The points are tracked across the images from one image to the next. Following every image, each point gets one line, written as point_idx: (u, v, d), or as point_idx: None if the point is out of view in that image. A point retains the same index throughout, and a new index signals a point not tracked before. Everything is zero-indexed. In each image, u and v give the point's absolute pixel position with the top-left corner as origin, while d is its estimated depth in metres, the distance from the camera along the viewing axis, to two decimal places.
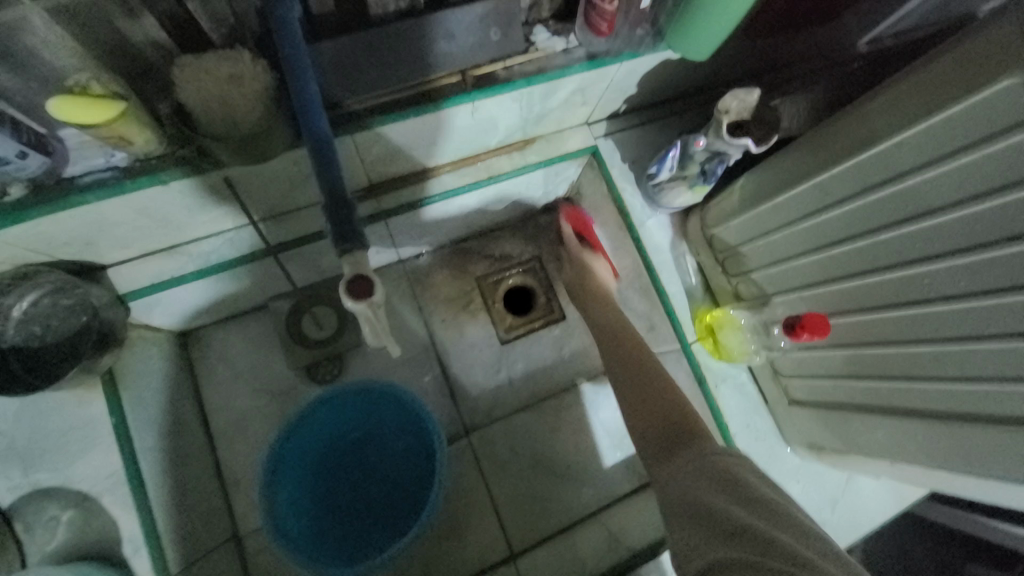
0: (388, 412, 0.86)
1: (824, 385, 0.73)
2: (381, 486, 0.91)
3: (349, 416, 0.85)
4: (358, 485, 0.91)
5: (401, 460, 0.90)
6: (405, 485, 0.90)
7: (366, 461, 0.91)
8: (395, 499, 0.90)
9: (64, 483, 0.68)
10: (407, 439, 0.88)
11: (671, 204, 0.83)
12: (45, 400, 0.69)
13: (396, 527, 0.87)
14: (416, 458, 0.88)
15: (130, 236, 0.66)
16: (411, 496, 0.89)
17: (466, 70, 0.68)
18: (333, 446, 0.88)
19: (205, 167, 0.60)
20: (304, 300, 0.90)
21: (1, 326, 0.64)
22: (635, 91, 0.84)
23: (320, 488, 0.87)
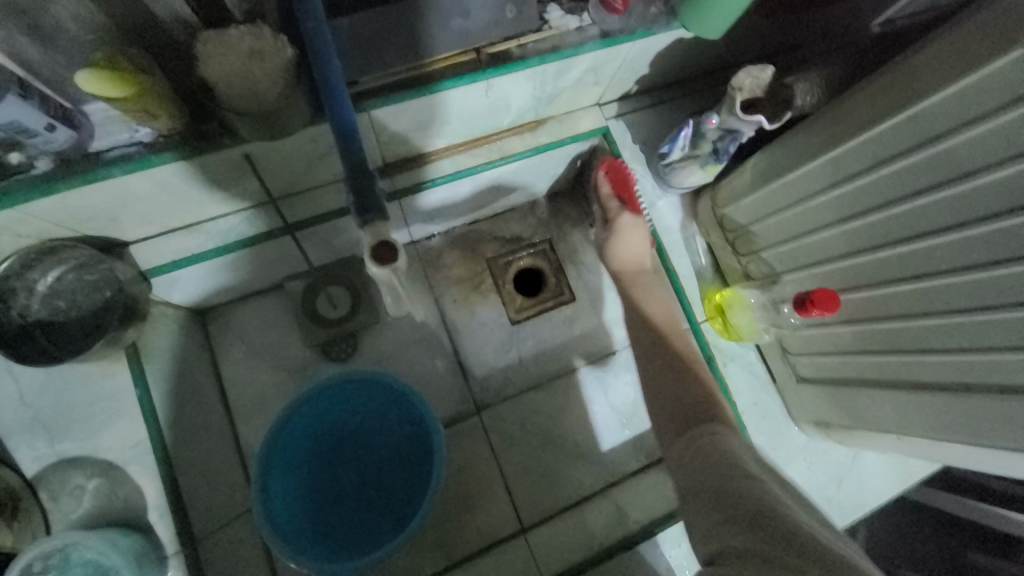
0: (381, 401, 0.86)
1: (833, 361, 0.74)
2: (378, 480, 0.89)
3: (341, 405, 0.85)
4: (351, 480, 0.89)
5: (396, 451, 0.89)
6: (402, 478, 0.88)
7: (361, 454, 0.90)
8: (392, 492, 0.88)
9: (91, 452, 0.71)
10: (402, 428, 0.88)
11: (682, 184, 0.84)
12: (71, 373, 0.71)
13: (394, 521, 0.85)
14: (411, 448, 0.88)
15: (153, 213, 0.67)
16: (409, 487, 0.87)
17: (481, 48, 0.69)
18: (327, 438, 0.87)
19: (226, 143, 0.61)
20: (319, 280, 0.92)
21: (27, 301, 0.67)
22: (648, 71, 0.85)
23: (316, 480, 0.86)
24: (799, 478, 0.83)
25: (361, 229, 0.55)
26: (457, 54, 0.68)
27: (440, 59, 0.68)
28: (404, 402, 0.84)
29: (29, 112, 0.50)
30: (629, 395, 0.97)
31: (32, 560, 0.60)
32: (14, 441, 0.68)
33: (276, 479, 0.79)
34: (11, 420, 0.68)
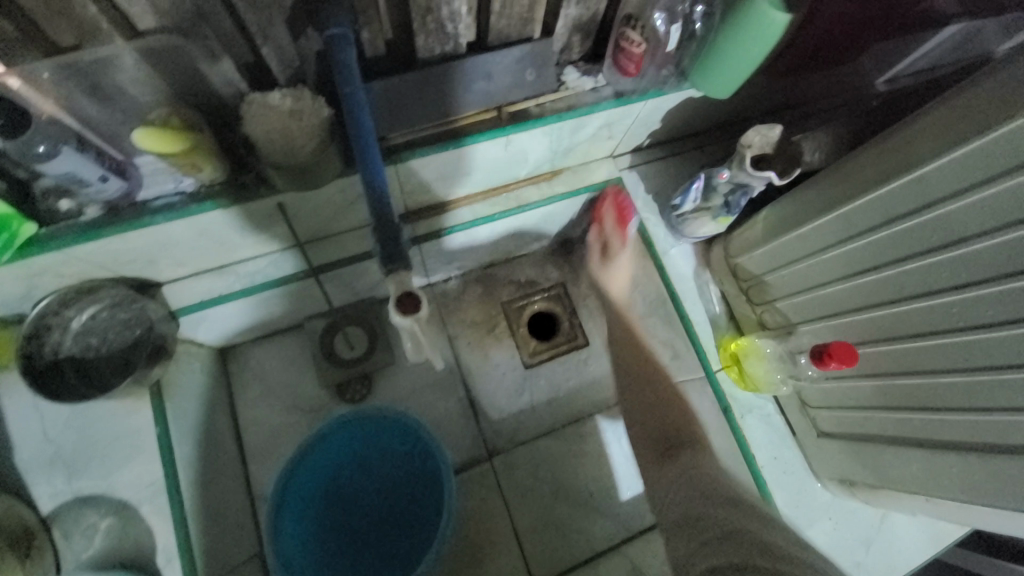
0: (394, 445, 0.85)
1: (854, 416, 0.72)
2: (388, 523, 0.87)
3: (354, 448, 0.85)
4: (365, 523, 0.87)
5: (406, 495, 0.87)
6: (411, 522, 0.86)
7: (372, 496, 0.88)
8: (404, 529, 0.86)
9: (106, 491, 0.71)
10: (412, 473, 0.86)
11: (694, 234, 0.86)
12: (96, 410, 0.72)
13: (404, 568, 0.82)
14: (421, 491, 0.86)
15: (188, 256, 0.71)
16: (419, 532, 0.85)
17: (501, 107, 0.73)
18: (340, 482, 0.86)
19: (260, 193, 0.65)
20: (337, 321, 0.94)
21: (60, 337, 0.69)
22: (659, 127, 0.89)
23: (329, 523, 0.85)
24: (825, 539, 0.80)
25: (385, 277, 0.58)
26: (477, 113, 0.72)
27: (463, 116, 0.71)
28: (415, 446, 0.84)
29: (84, 165, 0.55)
30: None
31: None
32: (31, 477, 0.69)
33: (287, 526, 0.78)
34: (33, 456, 0.69)
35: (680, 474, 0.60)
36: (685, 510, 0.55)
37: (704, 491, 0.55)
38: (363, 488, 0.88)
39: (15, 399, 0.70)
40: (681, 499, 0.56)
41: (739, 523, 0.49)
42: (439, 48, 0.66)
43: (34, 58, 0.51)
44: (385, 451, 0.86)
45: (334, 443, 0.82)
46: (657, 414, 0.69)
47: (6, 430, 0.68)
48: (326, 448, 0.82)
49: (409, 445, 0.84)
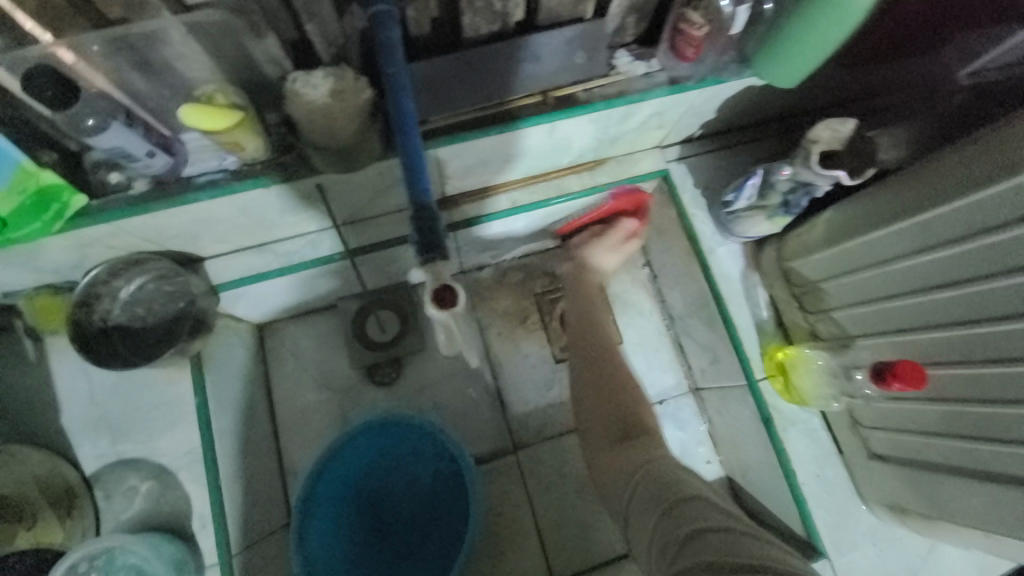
0: (425, 446, 0.86)
1: (912, 441, 0.66)
2: (408, 527, 0.87)
3: (383, 447, 0.85)
4: (382, 528, 0.87)
5: (432, 497, 0.87)
6: (435, 527, 0.86)
7: (396, 500, 0.88)
8: (424, 533, 0.86)
9: (147, 455, 0.73)
10: (437, 473, 0.86)
11: (745, 234, 0.81)
12: (140, 377, 0.75)
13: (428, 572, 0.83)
14: (445, 495, 0.86)
15: (229, 232, 0.72)
16: (443, 531, 0.85)
17: (547, 91, 0.69)
18: (366, 481, 0.86)
19: (299, 173, 0.64)
20: (370, 303, 0.94)
21: (109, 305, 0.72)
22: (713, 116, 0.84)
23: (353, 520, 0.85)
24: (866, 566, 0.74)
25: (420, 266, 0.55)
26: (522, 96, 0.68)
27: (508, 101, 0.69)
28: (446, 451, 0.84)
29: (132, 139, 0.55)
30: (681, 432, 0.95)
31: (81, 559, 0.63)
32: (80, 437, 0.72)
33: (315, 522, 0.79)
34: (82, 417, 0.72)
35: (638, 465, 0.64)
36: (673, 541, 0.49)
37: (668, 492, 0.56)
38: (380, 492, 0.87)
39: (67, 361, 0.73)
40: (651, 501, 0.57)
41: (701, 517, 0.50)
42: (485, 27, 0.63)
43: (83, 30, 0.52)
44: (406, 455, 0.87)
45: (358, 442, 0.82)
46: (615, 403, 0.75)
47: (59, 389, 0.72)
48: (350, 449, 0.82)
49: (440, 449, 0.84)
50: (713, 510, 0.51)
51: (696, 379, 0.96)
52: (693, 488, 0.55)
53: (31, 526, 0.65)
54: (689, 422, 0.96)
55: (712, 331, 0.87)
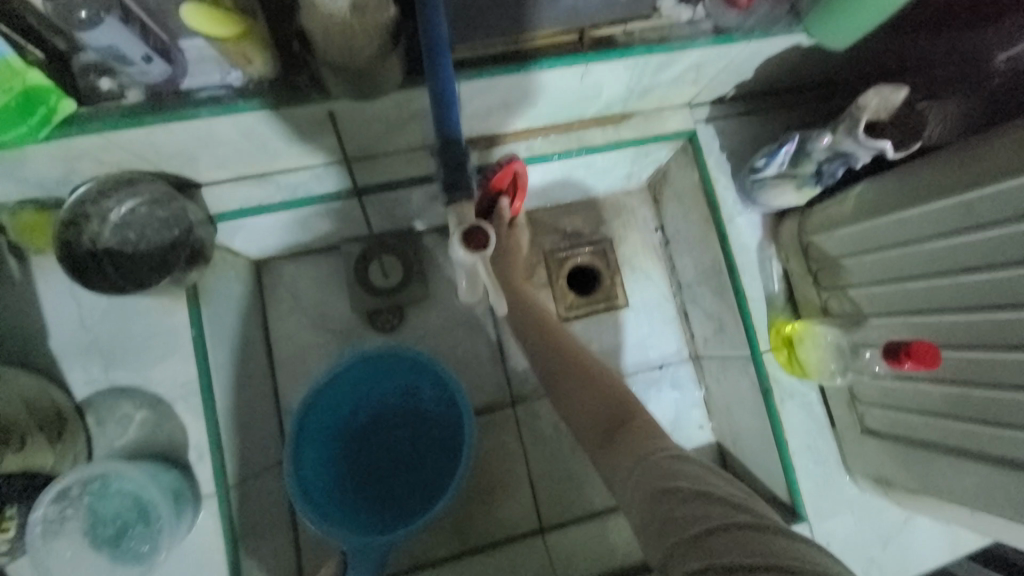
0: (422, 387, 0.86)
1: (910, 420, 0.68)
2: (406, 461, 0.89)
3: (379, 385, 0.86)
4: (380, 462, 0.89)
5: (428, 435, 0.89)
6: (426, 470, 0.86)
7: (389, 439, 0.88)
8: (421, 470, 0.88)
9: (141, 384, 0.70)
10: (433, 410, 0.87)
11: (768, 203, 0.78)
12: (134, 305, 0.71)
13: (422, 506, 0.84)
14: (437, 435, 0.88)
15: (230, 157, 0.67)
16: (440, 466, 0.87)
17: (585, 30, 0.64)
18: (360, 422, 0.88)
19: (312, 96, 0.59)
20: (374, 247, 0.90)
21: (99, 227, 0.68)
22: (750, 76, 0.80)
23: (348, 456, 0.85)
24: (844, 532, 0.78)
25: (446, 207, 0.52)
26: (561, 33, 0.64)
27: (549, 34, 0.63)
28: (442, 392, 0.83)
29: (128, 41, 0.50)
30: (677, 394, 0.96)
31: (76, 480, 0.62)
32: (70, 361, 0.69)
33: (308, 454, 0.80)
34: (71, 342, 0.69)
35: (637, 464, 0.52)
36: (648, 506, 0.46)
37: (663, 488, 0.46)
38: (378, 429, 0.89)
39: (54, 283, 0.69)
40: (642, 486, 0.48)
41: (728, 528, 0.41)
42: None
43: None
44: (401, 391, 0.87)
45: (352, 376, 0.82)
46: (599, 394, 0.63)
47: (46, 310, 0.69)
48: (344, 382, 0.81)
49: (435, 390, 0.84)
50: (716, 507, 0.43)
51: (697, 347, 0.96)
52: (689, 484, 0.46)
53: (20, 449, 0.60)
54: (685, 387, 0.97)
55: (721, 300, 0.86)
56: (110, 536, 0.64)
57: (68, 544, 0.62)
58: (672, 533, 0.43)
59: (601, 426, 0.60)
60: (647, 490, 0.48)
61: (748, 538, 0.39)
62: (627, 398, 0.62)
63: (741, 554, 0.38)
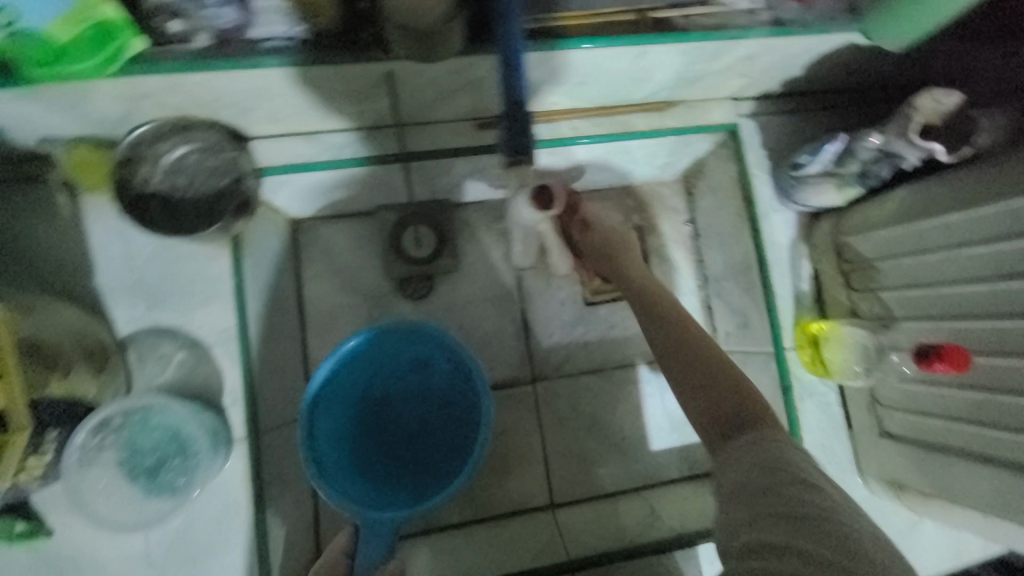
0: (436, 362, 0.83)
1: (930, 424, 0.68)
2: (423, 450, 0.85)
3: (393, 357, 0.82)
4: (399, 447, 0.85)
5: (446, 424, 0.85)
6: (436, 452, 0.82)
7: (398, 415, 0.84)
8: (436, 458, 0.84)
9: (181, 326, 0.72)
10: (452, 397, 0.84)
11: (804, 203, 0.79)
12: (180, 250, 0.73)
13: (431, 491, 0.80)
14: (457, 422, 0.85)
15: (284, 110, 0.68)
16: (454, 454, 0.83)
17: (643, 10, 0.65)
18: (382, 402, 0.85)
19: (375, 54, 0.60)
20: (407, 217, 0.89)
21: (151, 171, 0.69)
22: (799, 73, 0.80)
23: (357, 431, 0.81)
24: None
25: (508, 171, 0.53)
26: (617, 12, 0.65)
27: (577, 15, 0.64)
28: (459, 370, 0.81)
29: None
30: None
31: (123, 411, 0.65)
32: (115, 298, 0.71)
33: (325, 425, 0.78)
34: (116, 280, 0.71)
35: (764, 457, 0.51)
36: (757, 477, 0.49)
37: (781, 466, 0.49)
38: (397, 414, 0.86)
39: (102, 221, 0.71)
40: (761, 457, 0.51)
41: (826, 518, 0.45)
42: None
43: None
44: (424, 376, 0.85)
45: (375, 349, 0.81)
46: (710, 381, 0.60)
47: (95, 247, 0.70)
48: (365, 356, 0.80)
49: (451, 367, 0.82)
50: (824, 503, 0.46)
51: None
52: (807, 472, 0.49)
53: (65, 376, 0.61)
54: None
55: (749, 296, 0.87)
56: (147, 467, 0.67)
57: (104, 471, 0.66)
58: (768, 503, 0.47)
59: (729, 421, 0.57)
60: (766, 466, 0.50)
61: (829, 537, 0.43)
62: (763, 404, 0.57)
63: (832, 552, 0.42)
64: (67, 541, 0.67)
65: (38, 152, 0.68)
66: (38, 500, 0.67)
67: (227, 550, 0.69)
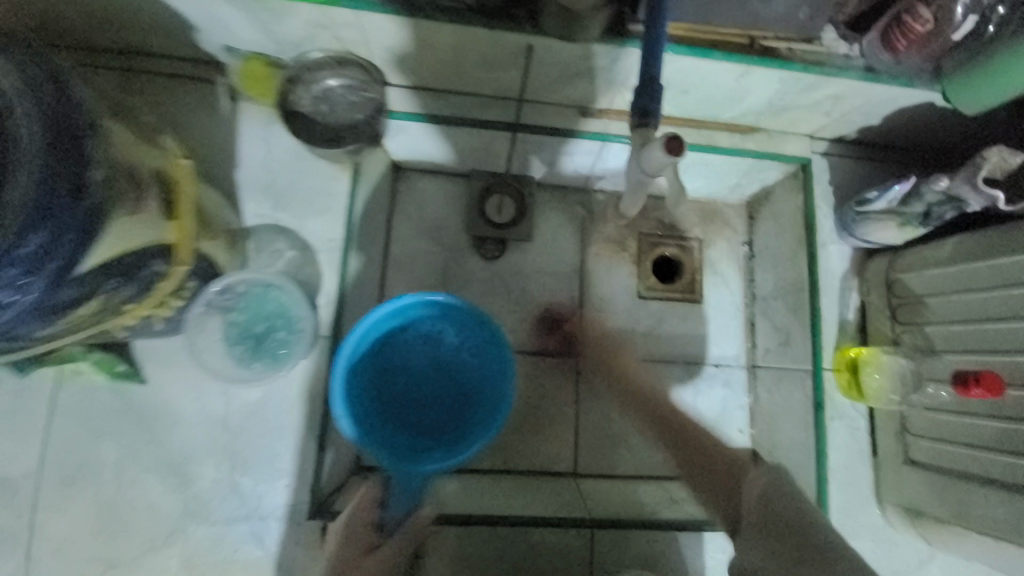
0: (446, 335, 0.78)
1: (956, 452, 0.73)
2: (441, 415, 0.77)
3: (402, 330, 0.76)
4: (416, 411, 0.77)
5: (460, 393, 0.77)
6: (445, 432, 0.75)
7: (407, 392, 0.77)
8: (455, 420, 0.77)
9: (296, 229, 0.82)
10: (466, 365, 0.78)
11: (866, 236, 0.86)
12: (310, 164, 0.84)
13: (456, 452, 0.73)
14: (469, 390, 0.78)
15: (428, 65, 0.79)
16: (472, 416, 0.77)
17: (756, 37, 0.75)
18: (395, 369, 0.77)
19: (525, 28, 0.70)
20: (496, 185, 1.00)
21: (302, 93, 0.80)
22: (876, 124, 0.88)
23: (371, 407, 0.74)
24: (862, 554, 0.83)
25: (632, 131, 0.60)
26: (731, 34, 0.75)
27: (686, 28, 0.73)
28: (469, 344, 0.78)
29: None
30: (725, 395, 1.02)
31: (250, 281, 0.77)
32: (248, 193, 0.82)
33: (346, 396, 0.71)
34: (253, 178, 0.82)
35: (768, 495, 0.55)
36: (765, 503, 0.54)
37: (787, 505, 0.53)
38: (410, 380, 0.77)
39: (253, 127, 0.83)
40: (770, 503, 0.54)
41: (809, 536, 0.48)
42: None
43: None
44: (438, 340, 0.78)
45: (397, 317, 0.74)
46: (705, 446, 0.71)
47: (243, 147, 0.82)
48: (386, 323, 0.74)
49: (460, 342, 0.78)
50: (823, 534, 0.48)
51: (756, 356, 1.02)
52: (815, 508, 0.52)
53: (211, 238, 0.70)
54: (736, 389, 1.03)
55: (795, 316, 0.93)
56: (252, 339, 0.76)
57: (216, 328, 0.76)
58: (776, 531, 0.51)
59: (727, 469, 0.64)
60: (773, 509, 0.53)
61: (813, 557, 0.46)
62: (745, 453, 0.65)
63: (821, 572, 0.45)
64: (155, 391, 0.75)
65: (215, 59, 0.80)
66: (138, 347, 0.75)
67: (292, 429, 0.76)
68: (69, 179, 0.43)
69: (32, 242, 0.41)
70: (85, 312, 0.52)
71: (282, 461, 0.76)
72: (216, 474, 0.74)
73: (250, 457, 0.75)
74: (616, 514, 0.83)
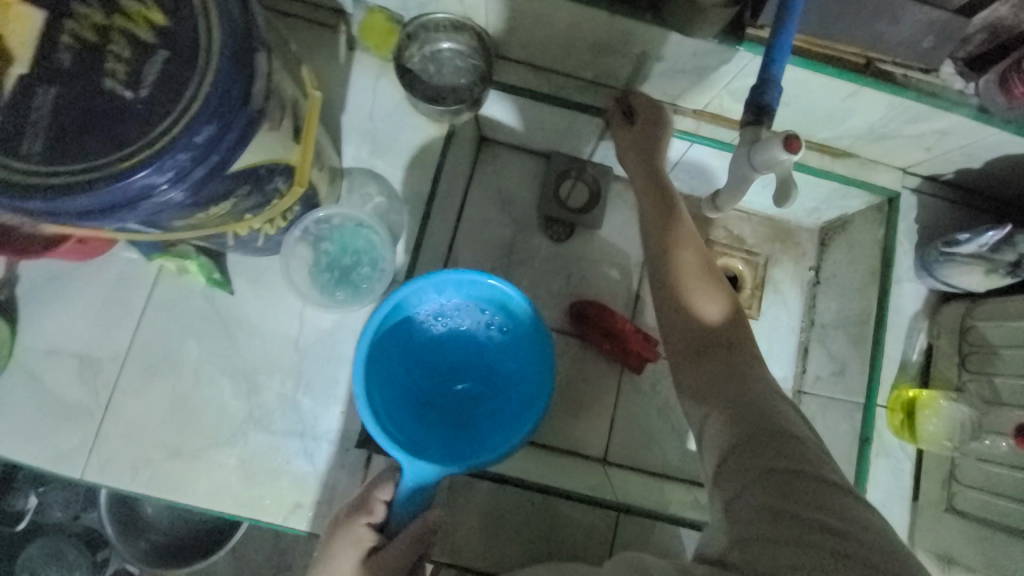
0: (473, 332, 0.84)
1: (1009, 507, 0.73)
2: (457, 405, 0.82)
3: (422, 317, 0.82)
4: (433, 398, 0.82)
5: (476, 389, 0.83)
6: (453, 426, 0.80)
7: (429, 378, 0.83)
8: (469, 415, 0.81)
9: (387, 179, 0.87)
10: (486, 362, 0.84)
11: (946, 279, 0.84)
12: (410, 119, 0.88)
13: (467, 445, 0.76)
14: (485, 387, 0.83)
15: (537, 41, 0.81)
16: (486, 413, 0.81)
17: (873, 58, 0.74)
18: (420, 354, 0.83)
19: (645, 16, 0.72)
20: (574, 170, 1.02)
21: (414, 51, 0.84)
22: (976, 167, 0.86)
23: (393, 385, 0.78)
24: None
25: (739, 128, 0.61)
26: (849, 52, 0.74)
27: (804, 39, 0.73)
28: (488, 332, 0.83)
29: None
30: None
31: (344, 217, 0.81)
32: (351, 138, 0.87)
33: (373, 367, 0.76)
34: (357, 125, 0.87)
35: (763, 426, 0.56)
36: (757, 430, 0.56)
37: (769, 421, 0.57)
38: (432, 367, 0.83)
39: (364, 76, 0.87)
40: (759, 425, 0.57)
41: (811, 460, 0.53)
42: None
43: None
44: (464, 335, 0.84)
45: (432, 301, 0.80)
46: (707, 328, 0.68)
47: (352, 93, 0.87)
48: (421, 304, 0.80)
49: (476, 325, 0.83)
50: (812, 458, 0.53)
51: (803, 383, 1.02)
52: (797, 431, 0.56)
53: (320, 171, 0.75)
54: None
55: (854, 349, 0.92)
56: (339, 270, 0.83)
57: (307, 252, 0.82)
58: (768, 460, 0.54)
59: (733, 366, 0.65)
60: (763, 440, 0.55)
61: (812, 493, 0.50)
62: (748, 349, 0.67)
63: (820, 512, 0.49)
64: (241, 302, 0.81)
65: (342, 7, 0.85)
66: (232, 261, 0.82)
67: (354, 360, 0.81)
68: (240, 85, 0.48)
69: (201, 134, 0.47)
70: (217, 212, 0.57)
71: (339, 388, 0.81)
72: (280, 388, 0.80)
73: (313, 380, 0.80)
74: (641, 506, 0.83)
